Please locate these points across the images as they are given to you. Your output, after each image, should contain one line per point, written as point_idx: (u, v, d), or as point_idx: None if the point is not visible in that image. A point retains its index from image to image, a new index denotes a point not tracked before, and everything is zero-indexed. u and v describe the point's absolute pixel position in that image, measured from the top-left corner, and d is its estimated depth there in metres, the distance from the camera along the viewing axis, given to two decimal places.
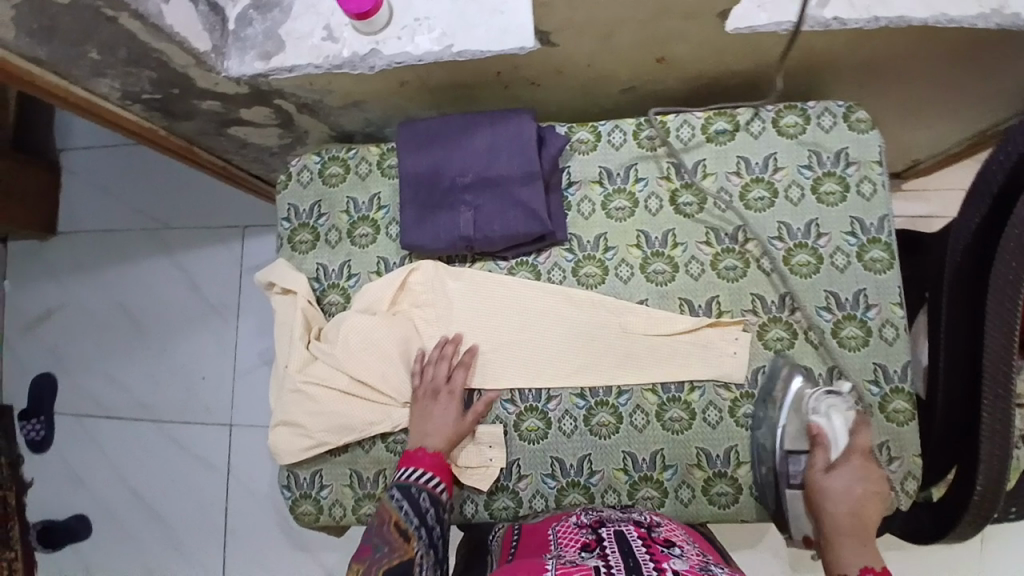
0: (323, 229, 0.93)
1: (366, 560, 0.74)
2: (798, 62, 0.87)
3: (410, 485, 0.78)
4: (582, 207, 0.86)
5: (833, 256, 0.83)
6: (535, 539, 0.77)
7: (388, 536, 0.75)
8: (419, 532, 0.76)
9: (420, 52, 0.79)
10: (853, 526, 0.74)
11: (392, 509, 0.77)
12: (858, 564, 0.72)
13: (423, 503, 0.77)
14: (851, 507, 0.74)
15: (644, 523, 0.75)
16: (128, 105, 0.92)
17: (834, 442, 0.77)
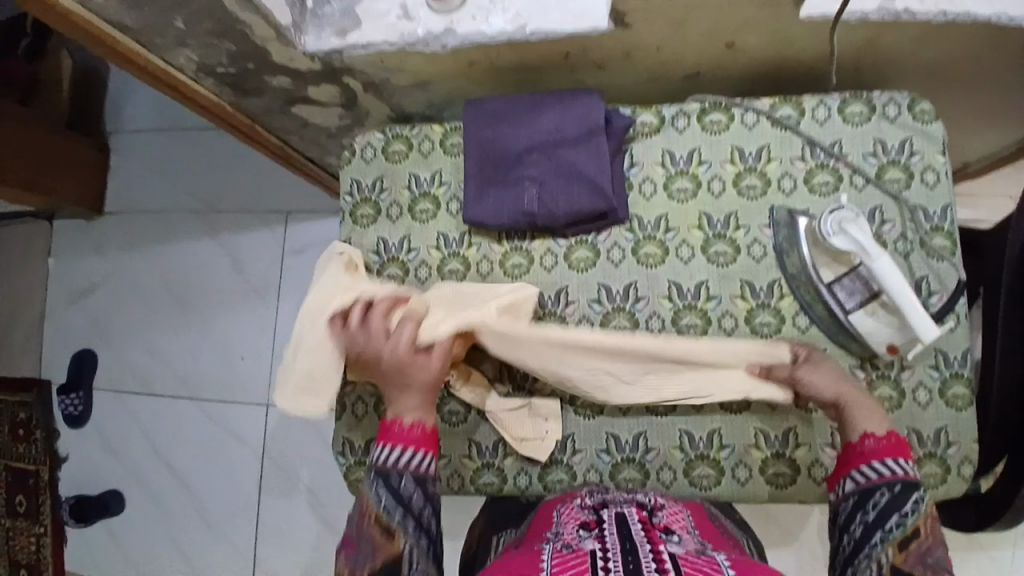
0: (385, 204, 0.94)
1: (352, 561, 0.68)
2: (861, 55, 0.88)
3: (388, 471, 0.71)
4: (644, 187, 0.88)
5: (896, 243, 0.84)
6: (542, 523, 0.78)
7: (369, 535, 0.69)
8: (404, 527, 0.69)
9: (493, 31, 0.80)
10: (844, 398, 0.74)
11: (370, 502, 0.70)
12: (861, 429, 0.71)
13: (404, 487, 0.71)
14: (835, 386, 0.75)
15: (648, 506, 0.75)
16: (201, 78, 0.94)
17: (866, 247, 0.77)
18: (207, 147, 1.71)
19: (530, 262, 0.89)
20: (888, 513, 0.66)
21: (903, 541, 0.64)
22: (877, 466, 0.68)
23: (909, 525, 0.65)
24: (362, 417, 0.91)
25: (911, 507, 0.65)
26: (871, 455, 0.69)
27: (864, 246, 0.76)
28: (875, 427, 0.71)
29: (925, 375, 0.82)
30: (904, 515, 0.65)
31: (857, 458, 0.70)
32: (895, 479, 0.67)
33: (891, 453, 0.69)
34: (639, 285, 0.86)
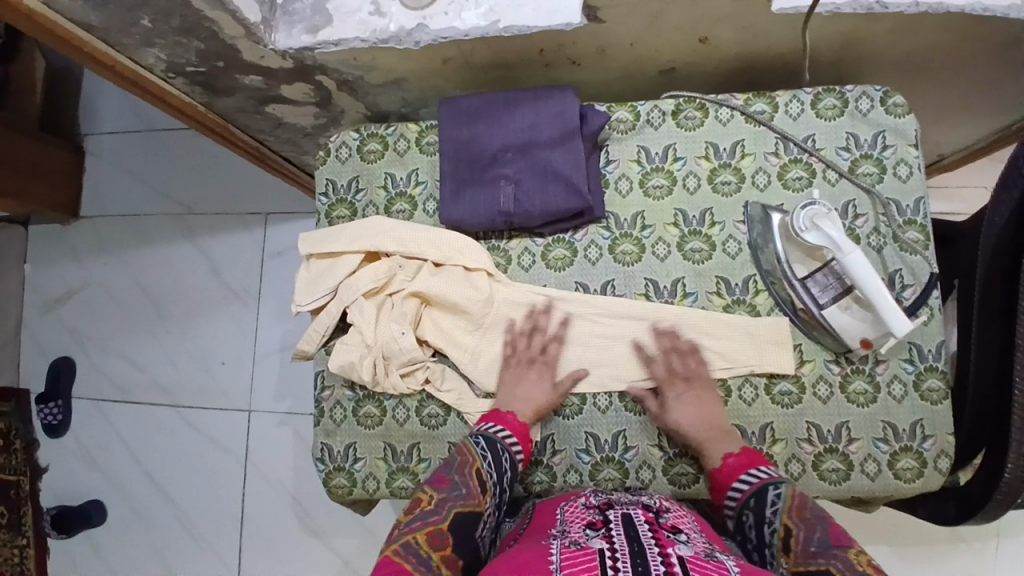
0: (360, 205, 0.93)
1: (443, 492, 0.72)
2: (833, 49, 0.89)
3: (496, 441, 0.78)
4: (620, 184, 0.87)
5: (869, 237, 0.85)
6: (543, 519, 0.77)
7: (467, 480, 0.74)
8: (495, 488, 0.76)
9: (466, 27, 0.80)
10: (708, 431, 0.79)
11: (475, 454, 0.76)
12: (720, 454, 0.77)
13: (504, 461, 0.78)
14: (694, 420, 0.79)
15: (653, 507, 0.75)
16: (171, 78, 0.93)
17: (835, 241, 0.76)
18: (184, 150, 1.69)
19: (508, 262, 0.89)
20: (760, 525, 0.70)
21: (784, 543, 0.67)
22: (737, 486, 0.74)
23: (779, 527, 0.68)
24: (340, 421, 0.90)
25: (771, 507, 0.70)
26: (730, 478, 0.75)
27: (835, 240, 0.76)
28: (732, 447, 0.78)
29: (901, 369, 0.82)
30: (771, 520, 0.69)
31: (727, 480, 0.76)
32: (750, 493, 0.72)
33: (740, 470, 0.75)
34: (616, 284, 0.86)
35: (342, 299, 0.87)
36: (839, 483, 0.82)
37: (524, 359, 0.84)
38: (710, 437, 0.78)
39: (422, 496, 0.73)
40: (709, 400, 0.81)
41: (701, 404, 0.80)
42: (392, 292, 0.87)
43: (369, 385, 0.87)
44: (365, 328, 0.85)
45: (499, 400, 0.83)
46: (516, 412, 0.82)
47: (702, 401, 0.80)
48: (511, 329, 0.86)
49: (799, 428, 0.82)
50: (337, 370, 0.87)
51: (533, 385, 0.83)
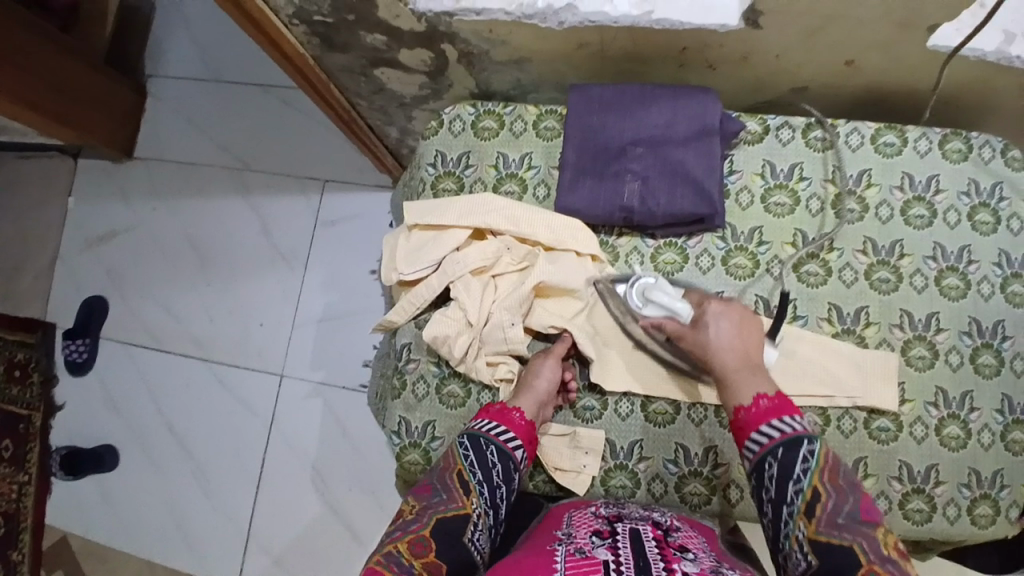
0: (467, 180, 0.91)
1: (425, 500, 0.72)
2: (964, 95, 0.88)
3: (479, 435, 0.77)
4: (741, 196, 0.86)
5: (980, 284, 0.83)
6: (551, 524, 0.77)
7: (448, 484, 0.73)
8: (481, 487, 0.73)
9: (617, 14, 0.77)
10: (742, 359, 0.73)
11: (458, 457, 0.75)
12: (752, 393, 0.71)
13: (490, 456, 0.75)
14: (729, 344, 0.73)
15: (664, 525, 0.74)
16: (292, 24, 0.91)
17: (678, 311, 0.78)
18: (249, 104, 1.66)
19: (615, 259, 0.87)
20: (783, 480, 0.65)
21: (807, 508, 0.63)
22: (766, 430, 0.68)
23: (807, 488, 0.64)
24: (422, 397, 0.87)
25: (802, 465, 0.65)
26: (750, 425, 0.69)
27: (670, 307, 0.78)
28: (766, 388, 0.71)
29: (992, 418, 0.81)
30: (798, 480, 0.64)
31: (754, 420, 0.69)
32: (777, 442, 0.66)
33: (779, 411, 0.68)
34: (726, 296, 0.84)
35: (447, 273, 0.84)
36: (920, 523, 0.80)
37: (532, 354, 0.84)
38: (740, 368, 0.72)
39: (406, 507, 0.73)
40: (751, 323, 0.76)
41: (739, 326, 0.75)
42: (496, 274, 0.85)
43: (454, 363, 0.84)
44: (471, 305, 0.82)
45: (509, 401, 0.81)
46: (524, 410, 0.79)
47: (745, 326, 0.76)
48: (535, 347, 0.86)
49: (891, 466, 0.80)
50: (427, 341, 0.83)
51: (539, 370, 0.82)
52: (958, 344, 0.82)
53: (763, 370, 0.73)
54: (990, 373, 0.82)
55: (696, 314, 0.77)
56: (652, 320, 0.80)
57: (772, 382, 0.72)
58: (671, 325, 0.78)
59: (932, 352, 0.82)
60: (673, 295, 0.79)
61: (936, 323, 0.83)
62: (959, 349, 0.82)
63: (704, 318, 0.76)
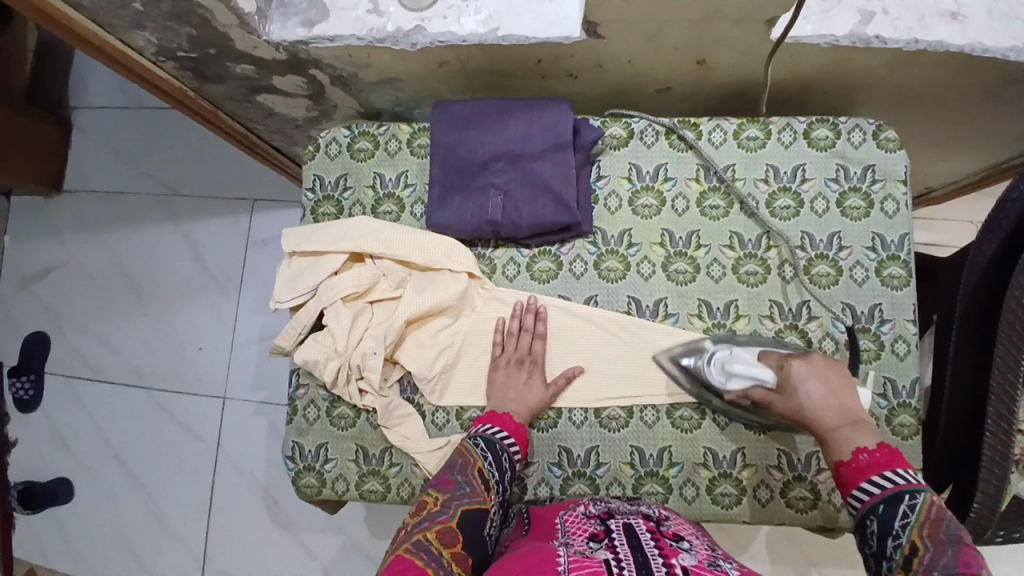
0: (347, 203, 0.92)
1: (449, 492, 0.70)
2: (829, 81, 0.89)
3: (495, 441, 0.77)
4: (609, 201, 0.87)
5: (852, 270, 0.84)
6: (543, 523, 0.76)
7: (471, 479, 0.72)
8: (498, 486, 0.74)
9: (465, 33, 0.79)
10: (840, 417, 0.71)
11: (477, 455, 0.75)
12: (851, 448, 0.68)
13: (504, 461, 0.76)
14: (823, 406, 0.72)
15: (654, 517, 0.75)
16: (160, 61, 0.91)
17: (764, 381, 0.75)
18: (172, 129, 1.66)
19: (492, 271, 0.88)
20: (884, 537, 0.62)
21: (905, 562, 0.60)
22: (867, 487, 0.65)
23: (905, 542, 0.60)
24: (313, 420, 0.89)
25: (901, 519, 0.62)
26: (853, 480, 0.67)
27: (754, 376, 0.75)
28: (867, 441, 0.68)
29: (874, 402, 0.82)
30: (897, 534, 0.61)
31: (854, 476, 0.67)
32: (878, 499, 0.64)
33: (882, 467, 0.66)
34: (599, 300, 0.86)
35: (321, 299, 0.85)
36: (807, 511, 0.80)
37: (512, 360, 0.84)
38: (842, 427, 0.70)
39: (428, 497, 0.70)
40: (837, 374, 0.74)
41: (829, 381, 0.73)
42: (372, 300, 0.87)
43: (328, 385, 0.86)
44: (339, 333, 0.84)
45: (492, 403, 0.82)
46: (512, 412, 0.81)
47: (833, 378, 0.74)
48: (503, 326, 0.85)
49: (770, 455, 0.82)
50: (300, 364, 0.85)
51: (526, 387, 0.83)
52: (833, 331, 0.83)
53: (862, 420, 0.71)
54: (867, 358, 0.83)
55: (781, 379, 0.74)
56: (737, 392, 0.77)
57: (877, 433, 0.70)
58: (760, 395, 0.75)
59: (805, 341, 0.83)
60: (756, 363, 0.76)
61: (808, 311, 0.84)
62: (833, 336, 0.83)
63: (791, 383, 0.73)
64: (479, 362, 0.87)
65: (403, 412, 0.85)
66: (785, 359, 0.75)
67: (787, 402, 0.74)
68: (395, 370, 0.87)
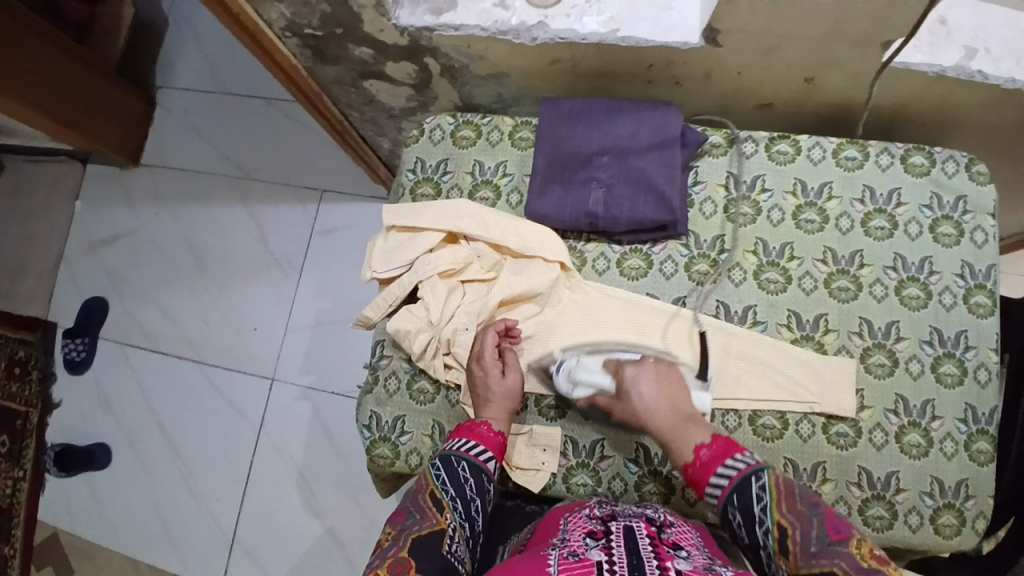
0: (445, 186, 0.95)
1: (400, 524, 0.74)
2: (925, 113, 0.91)
3: (450, 455, 0.79)
4: (704, 206, 0.89)
5: (942, 294, 0.85)
6: (547, 529, 0.76)
7: (422, 504, 0.75)
8: (454, 503, 0.76)
9: (586, 31, 0.83)
10: (671, 417, 0.77)
11: (430, 478, 0.78)
12: (692, 446, 0.74)
13: (462, 473, 0.78)
14: (655, 406, 0.78)
15: (656, 521, 0.74)
16: (285, 37, 0.96)
17: (604, 390, 0.82)
18: (253, 116, 1.72)
19: (582, 263, 0.91)
20: (750, 524, 0.67)
21: (780, 545, 0.65)
22: (716, 481, 0.71)
23: (771, 526, 0.66)
24: (392, 392, 0.90)
25: (759, 504, 0.67)
26: (702, 478, 0.72)
27: (597, 381, 0.82)
28: (702, 437, 0.74)
29: (956, 428, 0.82)
30: (762, 520, 0.67)
31: (702, 474, 0.72)
32: (731, 489, 0.69)
33: (719, 457, 0.72)
34: (687, 301, 0.87)
35: (417, 272, 0.88)
36: (881, 530, 0.81)
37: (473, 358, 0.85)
38: (676, 427, 0.76)
39: (383, 535, 0.75)
40: (668, 373, 0.82)
41: (659, 381, 0.80)
42: (465, 279, 0.89)
43: (414, 357, 0.88)
44: (434, 305, 0.86)
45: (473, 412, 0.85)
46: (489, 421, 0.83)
47: (663, 377, 0.81)
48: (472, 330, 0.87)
49: (850, 471, 0.82)
50: (391, 335, 0.87)
51: (488, 386, 0.83)
52: (919, 353, 0.84)
53: (694, 418, 0.77)
54: (951, 383, 0.83)
55: (619, 383, 0.81)
56: (585, 399, 0.83)
57: (706, 429, 0.75)
58: (604, 401, 0.82)
59: (892, 360, 0.84)
60: (598, 368, 0.83)
61: (896, 331, 0.84)
62: (919, 358, 0.84)
63: (626, 387, 0.80)
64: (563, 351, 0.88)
65: None
66: (622, 364, 0.82)
67: (625, 408, 0.79)
68: None
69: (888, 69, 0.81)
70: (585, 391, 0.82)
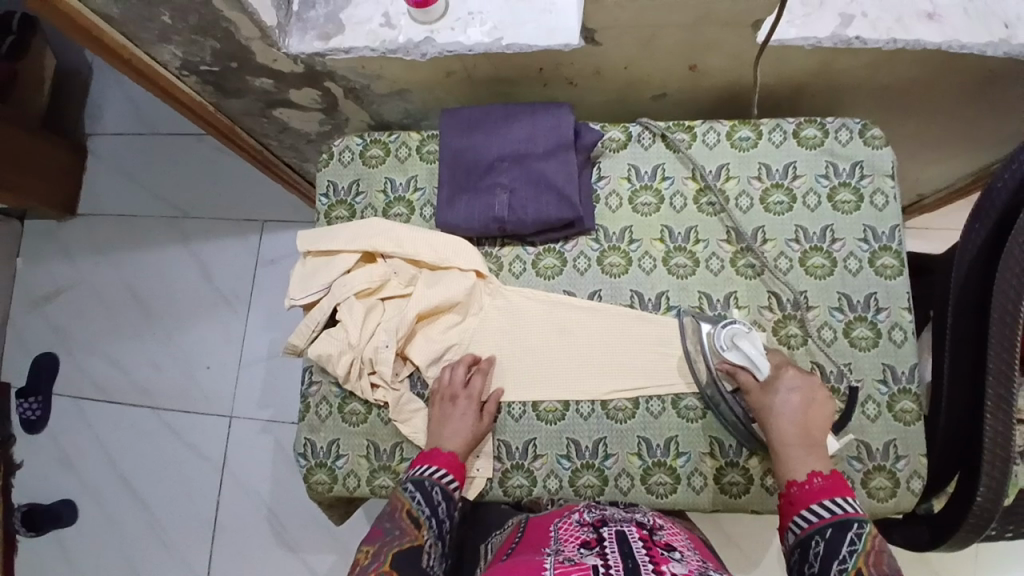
0: (359, 207, 0.96)
1: (378, 541, 0.76)
2: (817, 83, 0.94)
3: (423, 480, 0.80)
4: (610, 200, 0.91)
5: (846, 260, 0.87)
6: (537, 535, 0.78)
7: (400, 522, 0.77)
8: (430, 522, 0.78)
9: (471, 42, 0.84)
10: (801, 434, 0.75)
11: (404, 498, 0.79)
12: (809, 469, 0.74)
13: (435, 495, 0.80)
14: (794, 417, 0.76)
15: (647, 526, 0.76)
16: (183, 76, 0.97)
17: (756, 369, 0.79)
18: (186, 154, 1.72)
19: (499, 268, 0.92)
20: (828, 558, 0.67)
21: None
22: (816, 509, 0.71)
23: (851, 568, 0.66)
24: (324, 417, 0.91)
25: (848, 546, 0.67)
26: (802, 502, 0.72)
27: (755, 361, 0.79)
28: (821, 466, 0.74)
29: (875, 389, 0.84)
30: (843, 559, 0.66)
31: (804, 498, 0.72)
32: (826, 523, 0.69)
33: (825, 494, 0.71)
34: (603, 294, 0.89)
35: (335, 295, 0.89)
36: None
37: (447, 395, 0.85)
38: (795, 445, 0.75)
39: (361, 552, 0.76)
40: (821, 397, 0.78)
41: (812, 399, 0.77)
42: (384, 297, 0.90)
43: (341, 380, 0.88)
44: (352, 327, 0.87)
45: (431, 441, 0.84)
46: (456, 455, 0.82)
47: (814, 395, 0.77)
48: (438, 372, 0.88)
49: None
50: (314, 360, 0.88)
51: (461, 421, 0.83)
52: (830, 320, 0.86)
53: (819, 447, 0.75)
54: (866, 345, 0.85)
55: (772, 378, 0.79)
56: (728, 364, 0.81)
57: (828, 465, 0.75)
58: (745, 379, 0.80)
59: (804, 330, 0.86)
60: (761, 351, 0.80)
61: (805, 301, 0.87)
62: (831, 325, 0.86)
63: (778, 385, 0.78)
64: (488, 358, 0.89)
65: (414, 406, 0.88)
66: (784, 365, 0.80)
67: (763, 396, 0.78)
68: (406, 366, 0.89)
69: (765, 50, 0.83)
70: (731, 358, 0.81)
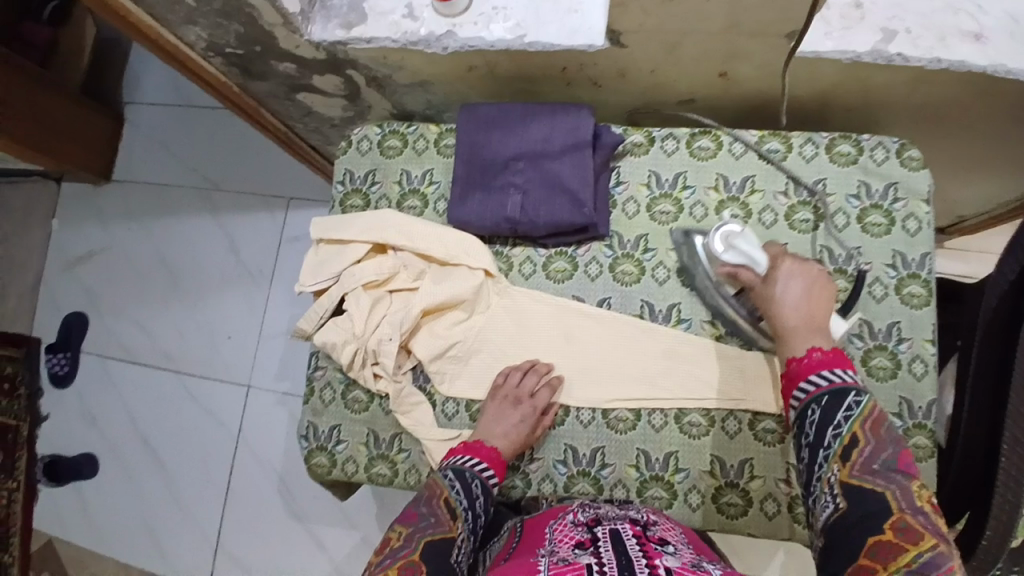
0: (374, 196, 0.96)
1: (411, 526, 0.71)
2: (854, 96, 0.89)
3: (463, 471, 0.78)
4: (627, 206, 0.89)
5: (871, 286, 0.84)
6: (533, 536, 0.76)
7: (436, 510, 0.73)
8: (466, 514, 0.75)
9: (493, 38, 0.82)
10: (805, 320, 0.74)
11: (442, 485, 0.76)
12: (806, 346, 0.73)
13: (474, 488, 0.77)
14: (796, 303, 0.75)
15: (641, 522, 0.73)
16: (209, 56, 0.97)
17: (755, 263, 0.79)
18: (218, 128, 1.74)
19: (509, 268, 0.91)
20: (823, 426, 0.66)
21: (843, 451, 0.64)
22: (813, 380, 0.70)
23: (846, 433, 0.65)
24: (328, 403, 0.92)
25: (844, 413, 0.66)
26: (800, 374, 0.71)
27: (750, 257, 0.78)
28: (820, 343, 0.73)
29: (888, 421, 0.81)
30: (838, 425, 0.65)
31: (803, 371, 0.71)
32: (824, 391, 0.68)
33: (824, 366, 0.70)
34: (613, 302, 0.88)
35: (343, 285, 0.89)
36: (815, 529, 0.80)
37: (512, 396, 0.83)
38: (800, 326, 0.74)
39: (391, 534, 0.71)
40: (823, 287, 0.77)
41: (812, 287, 0.76)
42: (392, 289, 0.90)
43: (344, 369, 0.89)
44: (358, 318, 0.87)
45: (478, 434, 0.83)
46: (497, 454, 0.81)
47: (818, 288, 0.76)
48: (514, 365, 0.87)
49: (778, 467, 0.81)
50: (320, 347, 0.89)
51: (513, 426, 0.82)
52: (849, 347, 0.83)
53: (825, 331, 0.74)
54: (883, 376, 0.82)
55: (771, 268, 0.78)
56: (730, 266, 0.80)
57: (829, 341, 0.73)
58: (746, 275, 0.79)
59: None
60: (757, 246, 0.79)
61: None
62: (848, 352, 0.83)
63: (778, 275, 0.77)
64: (492, 358, 0.89)
65: (414, 399, 0.88)
66: (782, 254, 0.79)
67: (765, 290, 0.77)
68: (409, 359, 0.90)
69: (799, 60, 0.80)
70: (731, 258, 0.80)
